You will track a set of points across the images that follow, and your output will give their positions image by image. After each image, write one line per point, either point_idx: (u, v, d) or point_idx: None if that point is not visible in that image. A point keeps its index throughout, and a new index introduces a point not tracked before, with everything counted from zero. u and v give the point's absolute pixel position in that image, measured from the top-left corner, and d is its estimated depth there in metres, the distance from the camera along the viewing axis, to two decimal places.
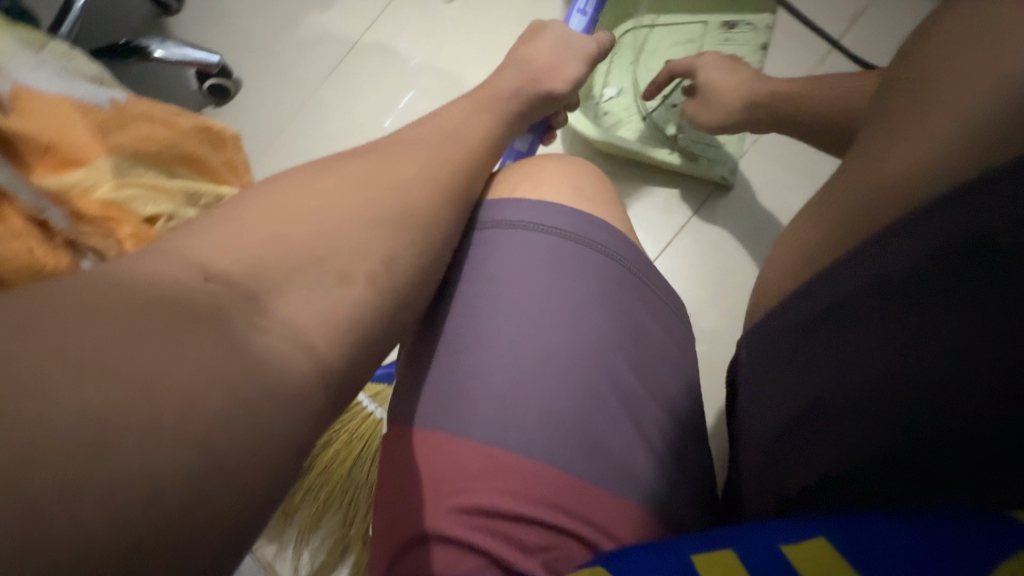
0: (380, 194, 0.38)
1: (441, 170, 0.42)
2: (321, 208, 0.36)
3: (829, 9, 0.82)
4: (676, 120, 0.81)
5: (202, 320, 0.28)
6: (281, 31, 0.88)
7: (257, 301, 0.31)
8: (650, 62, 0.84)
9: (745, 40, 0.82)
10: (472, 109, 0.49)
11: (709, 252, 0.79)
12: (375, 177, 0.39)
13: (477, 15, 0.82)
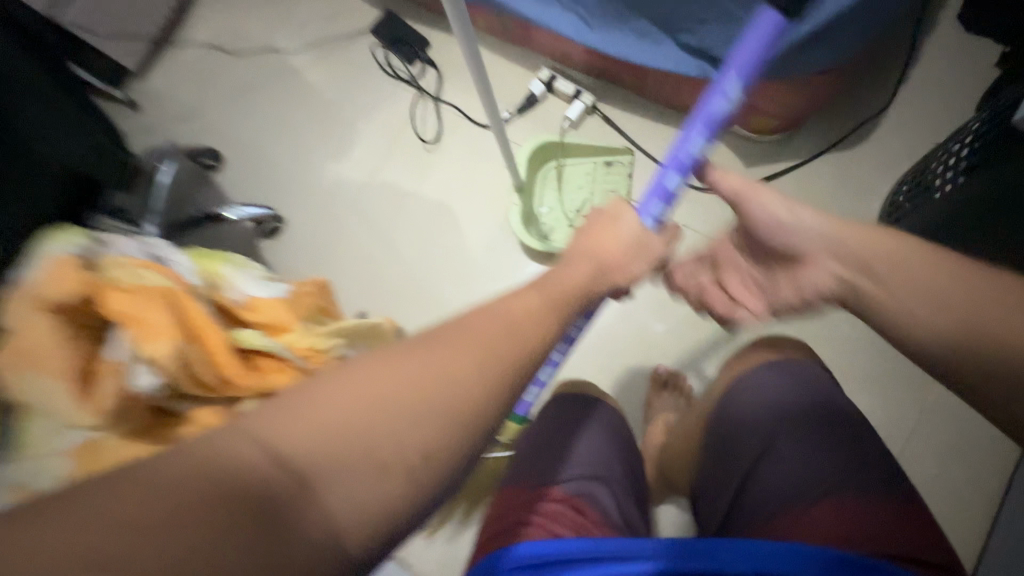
0: (410, 375, 0.37)
1: (475, 359, 0.41)
2: (346, 393, 0.35)
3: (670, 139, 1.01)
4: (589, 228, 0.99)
5: (276, 494, 0.31)
6: (304, 180, 1.16)
7: (316, 492, 0.32)
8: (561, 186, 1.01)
9: (624, 173, 0.98)
10: (552, 293, 0.52)
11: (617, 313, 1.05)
12: (426, 345, 0.40)
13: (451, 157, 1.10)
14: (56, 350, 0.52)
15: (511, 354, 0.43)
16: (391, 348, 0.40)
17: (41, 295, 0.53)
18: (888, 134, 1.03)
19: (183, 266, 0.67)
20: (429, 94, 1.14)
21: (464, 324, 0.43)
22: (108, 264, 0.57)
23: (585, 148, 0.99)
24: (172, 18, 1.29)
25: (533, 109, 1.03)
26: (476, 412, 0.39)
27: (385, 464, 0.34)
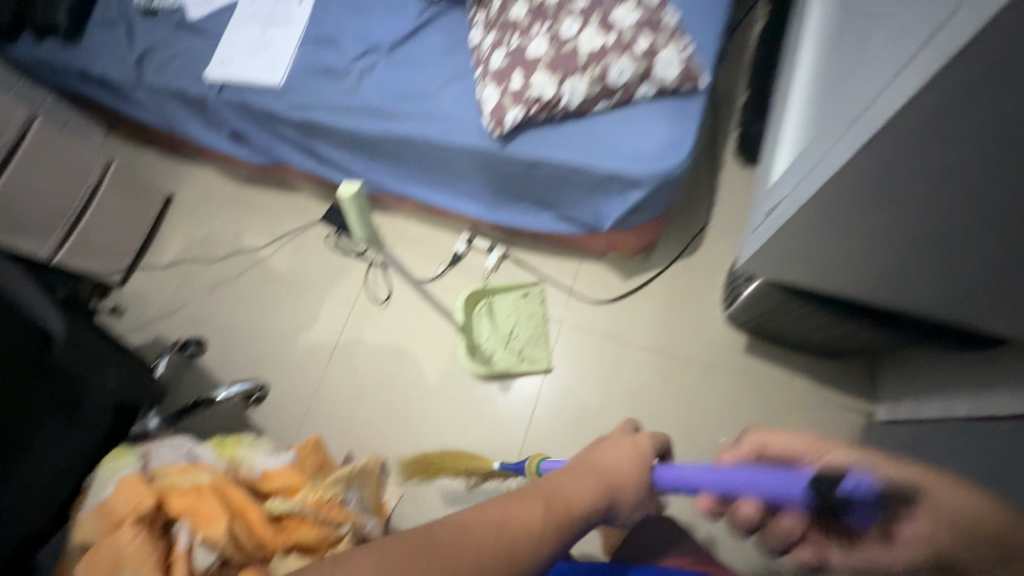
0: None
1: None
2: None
3: (562, 269, 1.31)
4: (520, 346, 1.25)
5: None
6: (280, 351, 1.38)
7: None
8: (493, 317, 1.26)
9: (539, 300, 1.27)
10: (555, 511, 0.55)
11: (553, 413, 1.22)
12: (448, 550, 0.47)
13: (402, 310, 1.36)
14: (136, 554, 0.70)
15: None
16: (420, 543, 0.47)
17: (118, 512, 0.72)
18: (722, 219, 1.28)
19: (210, 458, 0.85)
20: (377, 263, 1.42)
21: (494, 520, 0.51)
22: (163, 474, 0.78)
23: (504, 286, 1.27)
24: (151, 234, 1.55)
25: (459, 262, 1.34)
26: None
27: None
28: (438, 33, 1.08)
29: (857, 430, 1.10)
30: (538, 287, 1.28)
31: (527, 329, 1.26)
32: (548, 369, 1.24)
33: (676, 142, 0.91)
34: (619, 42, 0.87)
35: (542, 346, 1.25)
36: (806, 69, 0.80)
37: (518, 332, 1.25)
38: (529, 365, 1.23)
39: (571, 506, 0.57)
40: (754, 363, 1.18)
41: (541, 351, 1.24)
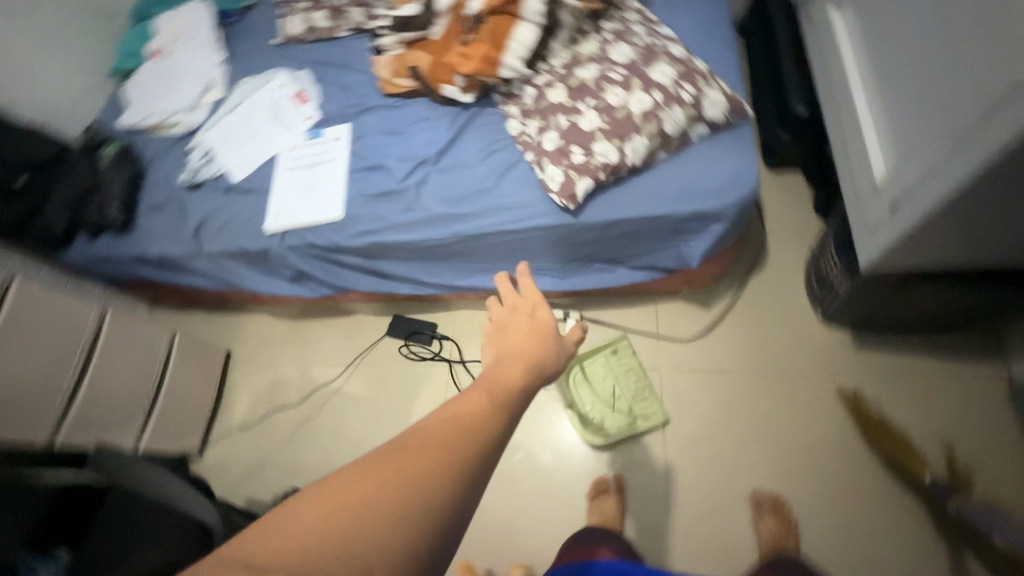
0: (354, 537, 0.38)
1: (417, 516, 0.40)
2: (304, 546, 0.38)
3: (641, 316, 1.30)
4: (627, 405, 1.22)
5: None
6: None
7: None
8: (591, 382, 1.26)
9: (630, 353, 1.25)
10: (510, 390, 0.51)
11: (686, 464, 1.16)
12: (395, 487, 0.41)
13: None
14: None
15: (436, 530, 0.40)
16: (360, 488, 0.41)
17: None
18: (779, 227, 1.31)
19: None
20: (455, 361, 1.41)
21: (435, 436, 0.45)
22: None
23: (590, 348, 1.27)
24: (218, 394, 1.53)
25: None
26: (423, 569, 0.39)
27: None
28: (478, 134, 1.14)
29: (1004, 393, 1.08)
30: (624, 340, 1.27)
31: (628, 387, 1.24)
32: (666, 420, 1.20)
33: (742, 169, 0.95)
34: (667, 97, 0.93)
35: (650, 399, 1.21)
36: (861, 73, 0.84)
37: (621, 392, 1.23)
38: (645, 423, 1.19)
39: (507, 406, 0.50)
40: (869, 357, 1.16)
41: (652, 403, 1.21)
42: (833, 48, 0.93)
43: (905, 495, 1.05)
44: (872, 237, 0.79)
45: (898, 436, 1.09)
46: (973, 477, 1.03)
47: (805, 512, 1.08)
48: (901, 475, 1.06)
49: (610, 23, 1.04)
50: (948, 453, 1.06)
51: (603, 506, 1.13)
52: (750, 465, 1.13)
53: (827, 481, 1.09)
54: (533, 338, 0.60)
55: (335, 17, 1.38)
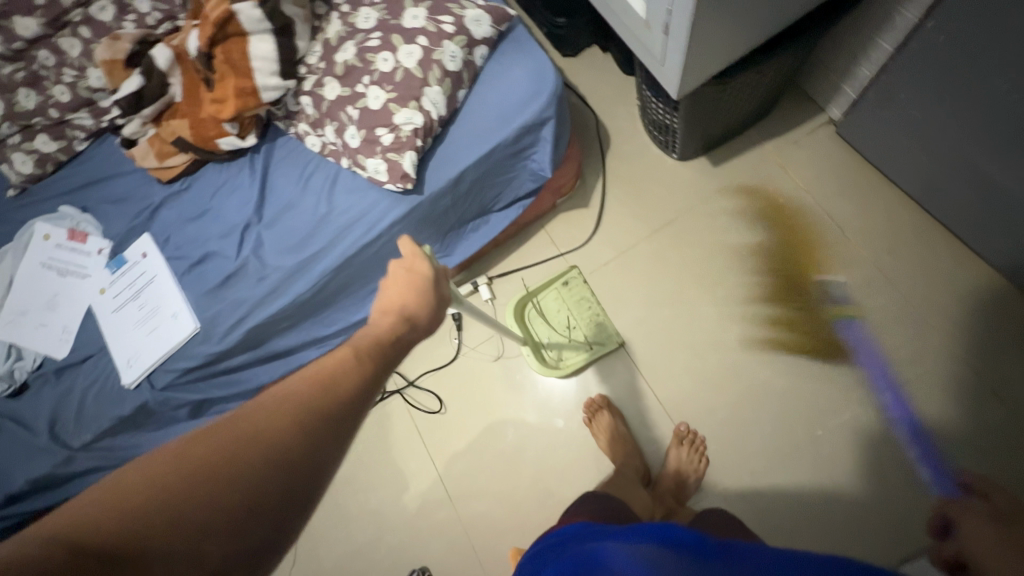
0: (225, 475, 0.47)
1: (273, 455, 0.49)
2: (186, 485, 0.46)
3: (539, 246, 1.31)
4: (584, 335, 1.23)
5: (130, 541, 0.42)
6: (402, 534, 1.23)
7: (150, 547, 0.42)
8: (547, 318, 1.26)
9: (581, 283, 1.25)
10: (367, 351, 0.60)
11: (645, 343, 1.21)
12: (263, 431, 0.50)
13: (462, 397, 1.28)
14: None
15: (290, 465, 0.49)
16: (233, 434, 0.50)
17: None
18: (604, 101, 1.34)
19: None
20: (402, 387, 1.31)
21: (302, 387, 0.55)
22: None
23: (542, 283, 1.27)
24: None
25: (465, 318, 1.31)
26: (288, 498, 0.48)
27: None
28: (285, 169, 1.04)
29: (835, 135, 1.21)
30: (575, 271, 1.26)
31: (583, 317, 1.25)
32: (623, 342, 1.22)
33: (538, 66, 0.95)
34: (432, 37, 0.89)
35: (606, 325, 1.23)
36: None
37: (575, 325, 1.24)
38: (602, 349, 1.21)
39: (367, 360, 0.59)
40: (729, 167, 1.25)
41: (607, 329, 1.22)
42: None
43: (811, 258, 1.18)
44: (665, 70, 0.81)
45: (782, 217, 1.21)
46: (849, 214, 1.18)
47: (753, 320, 1.17)
48: (801, 245, 1.19)
49: None
50: (825, 206, 1.19)
51: (599, 424, 1.16)
52: (693, 311, 1.20)
53: (756, 285, 1.19)
54: (412, 293, 0.64)
55: (58, 133, 1.17)
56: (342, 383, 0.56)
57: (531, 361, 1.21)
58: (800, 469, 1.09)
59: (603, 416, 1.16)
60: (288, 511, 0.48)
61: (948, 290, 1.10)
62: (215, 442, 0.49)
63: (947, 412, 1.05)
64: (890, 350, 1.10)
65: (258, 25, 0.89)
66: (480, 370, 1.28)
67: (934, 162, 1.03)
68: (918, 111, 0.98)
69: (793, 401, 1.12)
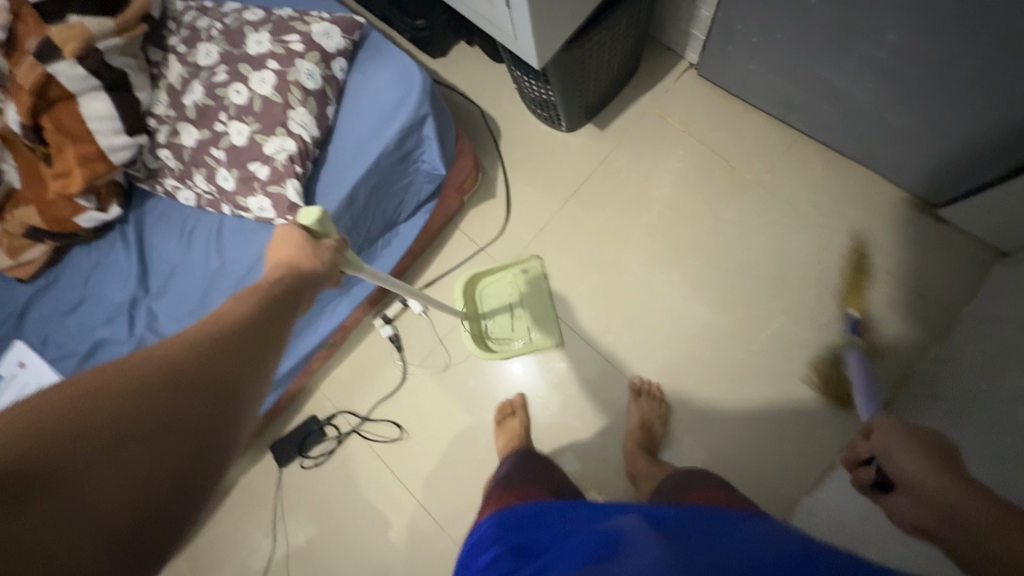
0: (138, 410, 0.43)
1: (205, 380, 0.47)
2: (91, 428, 0.41)
3: (457, 246, 1.30)
4: (525, 325, 1.23)
5: (29, 483, 0.38)
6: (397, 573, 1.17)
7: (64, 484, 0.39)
8: (492, 297, 1.25)
9: (539, 273, 1.24)
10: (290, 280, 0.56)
11: (581, 311, 1.23)
12: (180, 367, 0.46)
13: (422, 417, 1.24)
14: None
15: (223, 392, 0.48)
16: (147, 370, 0.45)
17: None
18: (482, 93, 1.35)
19: None
20: (358, 424, 1.25)
21: (221, 326, 0.50)
22: None
23: (499, 266, 1.25)
24: None
25: (402, 337, 1.27)
26: (214, 428, 0.46)
27: (115, 512, 0.40)
28: (166, 225, 0.96)
29: (698, 76, 1.29)
30: (535, 260, 1.25)
31: (530, 307, 1.23)
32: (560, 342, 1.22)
33: (400, 65, 0.93)
34: (284, 59, 0.85)
35: (549, 321, 1.22)
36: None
37: (520, 313, 1.23)
38: (540, 341, 1.21)
39: (280, 287, 0.55)
40: (614, 128, 1.30)
41: (550, 326, 1.22)
42: None
43: (706, 192, 1.25)
44: (520, 45, 0.82)
45: (672, 161, 1.27)
46: (731, 144, 1.25)
47: (673, 262, 1.23)
48: (695, 182, 1.25)
49: (174, 36, 0.91)
50: (709, 143, 1.26)
51: (508, 429, 1.17)
52: (617, 269, 1.24)
53: (669, 229, 1.24)
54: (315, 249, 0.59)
55: None
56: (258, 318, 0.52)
57: (466, 336, 1.21)
58: (749, 386, 1.14)
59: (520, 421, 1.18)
60: (219, 442, 0.47)
61: (830, 192, 1.20)
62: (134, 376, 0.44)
63: (855, 296, 1.15)
64: (798, 257, 1.18)
65: (86, 84, 0.80)
66: (432, 382, 1.25)
67: (785, 83, 1.12)
68: (758, 37, 1.06)
69: (730, 328, 1.18)
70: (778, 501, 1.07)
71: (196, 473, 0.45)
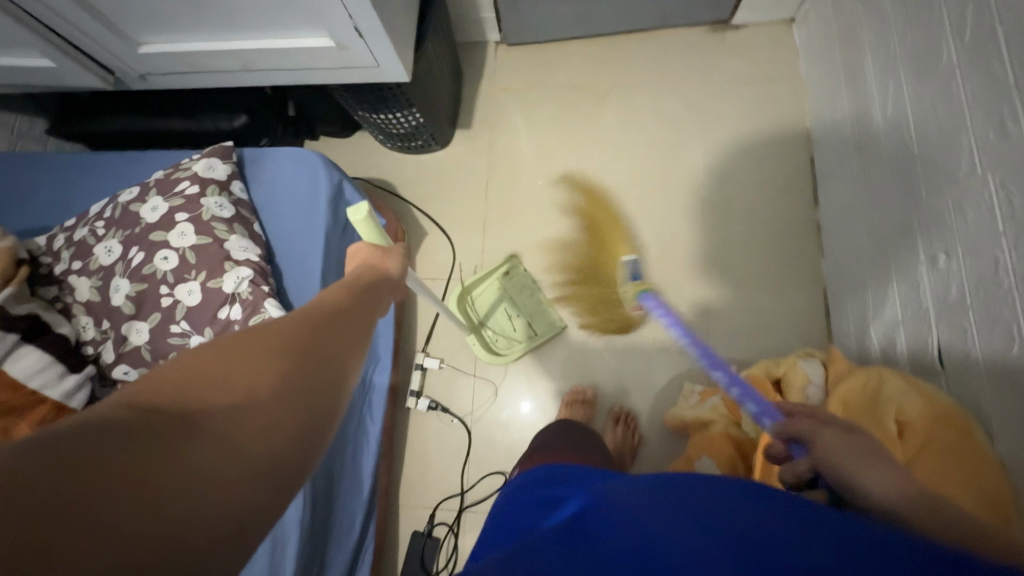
0: (256, 365, 0.42)
1: (309, 357, 0.46)
2: (218, 380, 0.39)
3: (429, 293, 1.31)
4: (525, 321, 1.25)
5: (169, 423, 0.35)
6: None
7: (200, 423, 0.36)
8: (488, 307, 1.27)
9: (522, 271, 1.28)
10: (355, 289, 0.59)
11: (563, 265, 1.30)
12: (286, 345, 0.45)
13: (510, 449, 1.18)
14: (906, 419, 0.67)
15: (327, 370, 0.46)
16: (252, 346, 0.43)
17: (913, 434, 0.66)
18: (357, 166, 1.41)
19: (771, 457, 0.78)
20: (460, 502, 1.16)
21: (306, 316, 0.50)
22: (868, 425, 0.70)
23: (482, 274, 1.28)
24: None
25: (441, 398, 1.23)
26: (327, 381, 0.45)
27: (251, 461, 0.37)
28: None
29: (508, 49, 1.47)
30: (516, 261, 1.29)
31: (524, 303, 1.27)
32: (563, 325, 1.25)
33: (289, 156, 0.95)
34: (188, 206, 0.83)
35: (546, 311, 1.26)
36: (204, 38, 0.85)
37: (517, 312, 1.26)
38: (545, 332, 1.24)
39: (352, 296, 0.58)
40: (478, 122, 1.43)
41: (548, 316, 1.25)
42: (182, 73, 0.94)
43: (578, 119, 1.41)
44: (385, 70, 0.90)
45: (538, 115, 1.42)
46: (568, 76, 1.44)
47: (597, 181, 1.36)
48: (566, 118, 1.41)
49: (59, 264, 0.84)
50: (553, 84, 1.43)
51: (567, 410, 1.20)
52: (563, 217, 1.34)
53: (576, 161, 1.38)
54: (386, 255, 0.73)
55: None
56: (339, 310, 0.53)
57: (476, 349, 1.24)
58: (719, 223, 1.29)
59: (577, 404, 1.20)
60: (331, 398, 0.45)
61: (657, 61, 1.42)
62: (241, 352, 0.42)
63: (730, 113, 1.36)
64: (675, 114, 1.38)
65: (4, 346, 0.72)
66: (495, 413, 1.22)
67: (572, 8, 1.32)
68: None
69: (671, 197, 1.32)
70: (804, 279, 1.22)
71: (317, 422, 0.43)
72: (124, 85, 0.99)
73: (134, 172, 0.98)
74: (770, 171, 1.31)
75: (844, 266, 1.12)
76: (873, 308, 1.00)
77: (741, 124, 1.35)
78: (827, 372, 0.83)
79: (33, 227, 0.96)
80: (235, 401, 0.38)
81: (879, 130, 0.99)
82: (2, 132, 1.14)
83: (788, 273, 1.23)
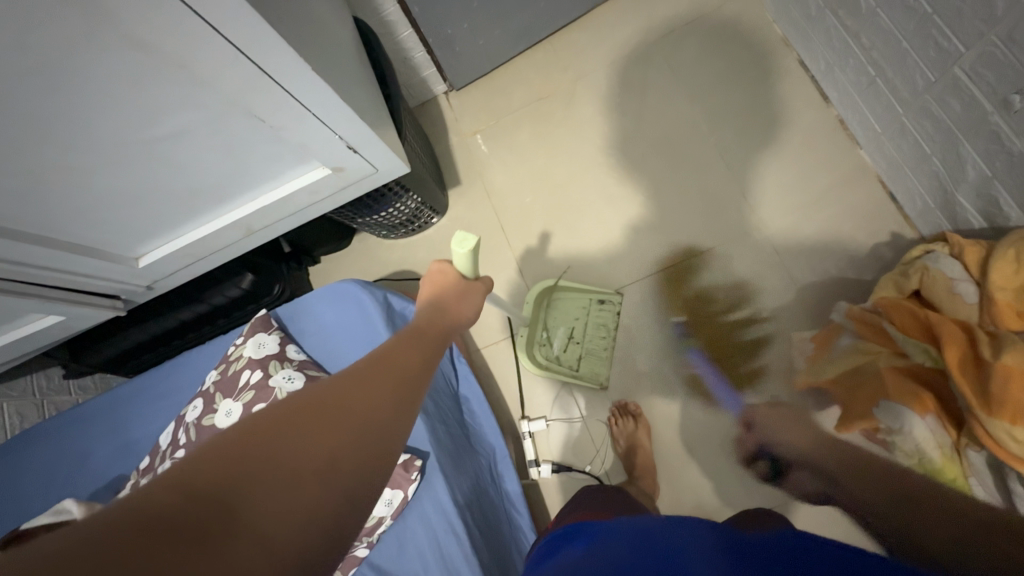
0: (312, 435, 0.39)
1: (368, 419, 0.42)
2: (273, 450, 0.37)
3: (499, 358, 1.25)
4: (578, 355, 1.18)
5: (210, 513, 0.32)
6: None
7: (239, 520, 0.33)
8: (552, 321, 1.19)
9: (613, 311, 1.20)
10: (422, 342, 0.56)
11: (612, 271, 1.25)
12: (346, 408, 0.42)
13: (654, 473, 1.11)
14: None
15: (382, 436, 0.42)
16: (310, 409, 0.41)
17: None
18: (371, 269, 1.35)
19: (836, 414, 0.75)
20: None
21: (368, 368, 0.47)
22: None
23: (579, 289, 1.20)
24: None
25: (562, 454, 1.17)
26: (377, 460, 0.41)
27: (285, 559, 0.33)
28: None
29: (460, 94, 1.43)
30: (615, 297, 1.20)
31: (591, 338, 1.19)
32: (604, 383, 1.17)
33: (325, 295, 0.89)
34: (260, 395, 0.77)
35: (604, 357, 1.17)
36: (200, 222, 0.80)
37: (577, 346, 1.18)
38: (589, 377, 1.16)
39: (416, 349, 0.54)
40: (465, 175, 1.38)
41: (602, 365, 1.17)
42: (186, 267, 0.89)
43: (557, 128, 1.36)
44: (384, 172, 0.85)
45: (516, 142, 1.38)
46: (528, 92, 1.39)
47: (603, 178, 1.31)
48: (544, 132, 1.37)
49: None
50: (518, 106, 1.39)
51: (624, 429, 1.12)
52: (589, 225, 1.29)
53: (574, 168, 1.33)
54: (461, 294, 0.69)
55: None
56: (401, 366, 0.50)
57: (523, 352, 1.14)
58: (740, 163, 1.24)
59: (640, 414, 1.14)
60: (379, 476, 0.41)
61: (604, 39, 1.38)
62: (301, 414, 0.40)
63: (698, 54, 1.32)
64: (646, 78, 1.34)
65: None
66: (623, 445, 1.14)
67: (506, 27, 1.28)
68: (466, 27, 1.22)
69: (681, 159, 1.27)
70: (850, 177, 1.17)
71: (359, 510, 0.38)
72: (134, 302, 0.94)
73: (183, 380, 0.92)
74: (765, 90, 1.26)
75: (892, 146, 1.06)
76: (949, 176, 0.94)
77: (714, 59, 1.30)
78: (966, 263, 0.77)
79: (108, 483, 0.89)
80: (284, 479, 0.35)
81: (871, 4, 0.94)
82: (27, 400, 1.08)
83: (834, 179, 1.18)
